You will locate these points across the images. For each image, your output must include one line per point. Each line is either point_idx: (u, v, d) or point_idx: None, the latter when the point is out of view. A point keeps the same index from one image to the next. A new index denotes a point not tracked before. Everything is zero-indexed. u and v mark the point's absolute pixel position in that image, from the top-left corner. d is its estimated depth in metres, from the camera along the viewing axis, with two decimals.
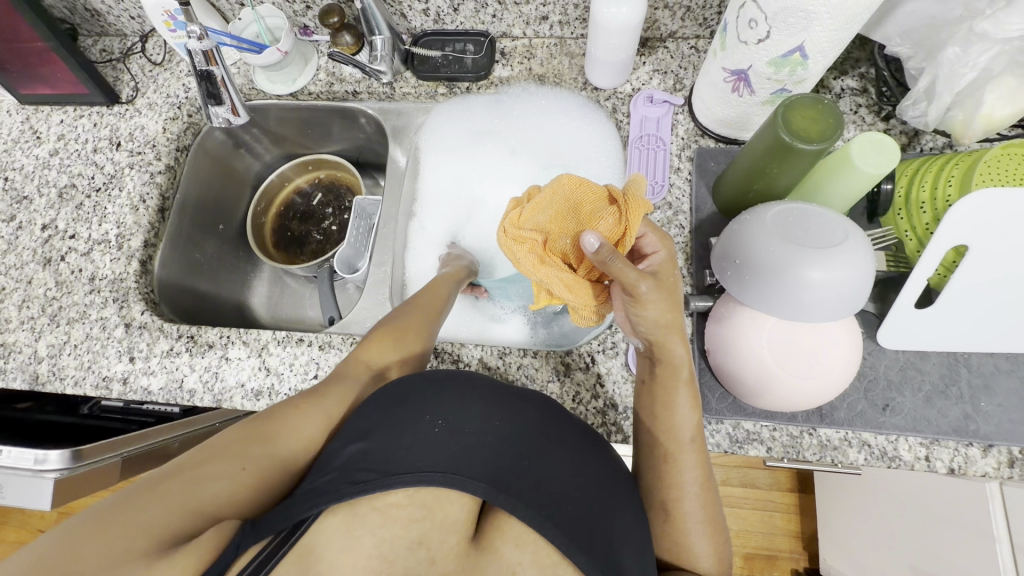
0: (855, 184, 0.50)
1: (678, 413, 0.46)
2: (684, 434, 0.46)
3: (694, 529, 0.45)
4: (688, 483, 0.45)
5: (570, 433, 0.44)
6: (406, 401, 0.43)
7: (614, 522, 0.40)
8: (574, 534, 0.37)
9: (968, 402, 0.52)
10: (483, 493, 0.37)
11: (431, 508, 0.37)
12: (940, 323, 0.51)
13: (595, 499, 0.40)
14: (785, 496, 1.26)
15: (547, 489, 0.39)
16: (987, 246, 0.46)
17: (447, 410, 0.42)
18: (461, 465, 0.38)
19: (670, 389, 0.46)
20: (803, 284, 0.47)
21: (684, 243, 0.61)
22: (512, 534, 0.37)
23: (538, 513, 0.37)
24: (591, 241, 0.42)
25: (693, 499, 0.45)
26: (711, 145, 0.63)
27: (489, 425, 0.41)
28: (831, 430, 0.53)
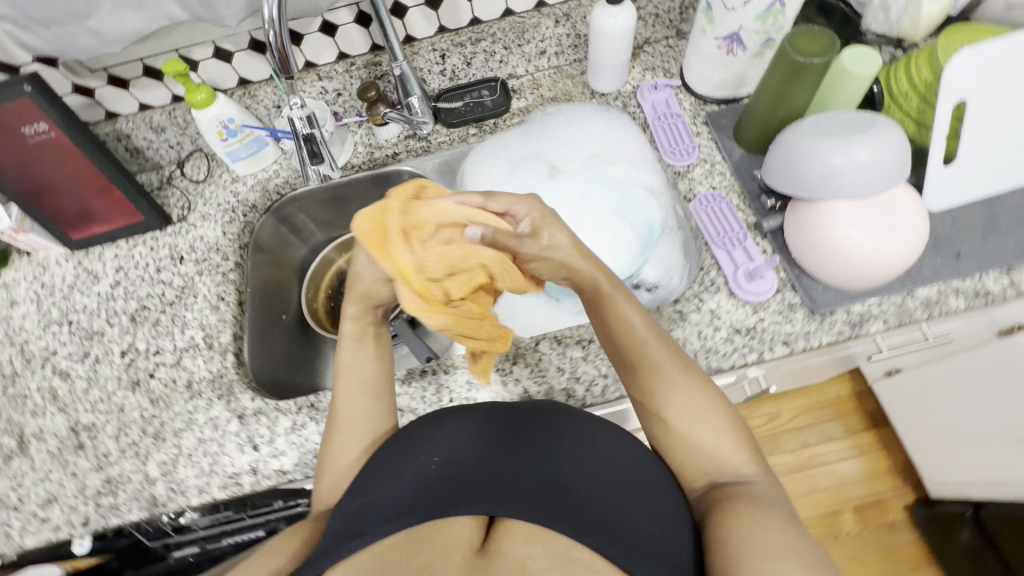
0: (854, 87, 0.60)
1: (626, 320, 0.51)
2: (639, 333, 0.51)
3: (707, 431, 0.48)
4: (673, 380, 0.50)
5: (569, 423, 0.49)
6: (411, 450, 0.48)
7: (631, 490, 0.45)
8: (583, 522, 0.42)
9: (1017, 229, 0.60)
10: (483, 510, 0.43)
11: (431, 541, 0.42)
12: (970, 173, 0.60)
13: (607, 486, 0.45)
14: (864, 438, 1.28)
15: (550, 488, 0.44)
16: (974, 99, 0.57)
17: (439, 446, 0.47)
18: (460, 494, 0.44)
19: (601, 296, 0.52)
20: (860, 168, 0.55)
21: (732, 184, 0.69)
22: (516, 533, 0.42)
23: (546, 515, 0.42)
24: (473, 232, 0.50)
25: (685, 397, 0.49)
26: (715, 108, 0.74)
27: (485, 445, 0.47)
28: (926, 289, 0.59)
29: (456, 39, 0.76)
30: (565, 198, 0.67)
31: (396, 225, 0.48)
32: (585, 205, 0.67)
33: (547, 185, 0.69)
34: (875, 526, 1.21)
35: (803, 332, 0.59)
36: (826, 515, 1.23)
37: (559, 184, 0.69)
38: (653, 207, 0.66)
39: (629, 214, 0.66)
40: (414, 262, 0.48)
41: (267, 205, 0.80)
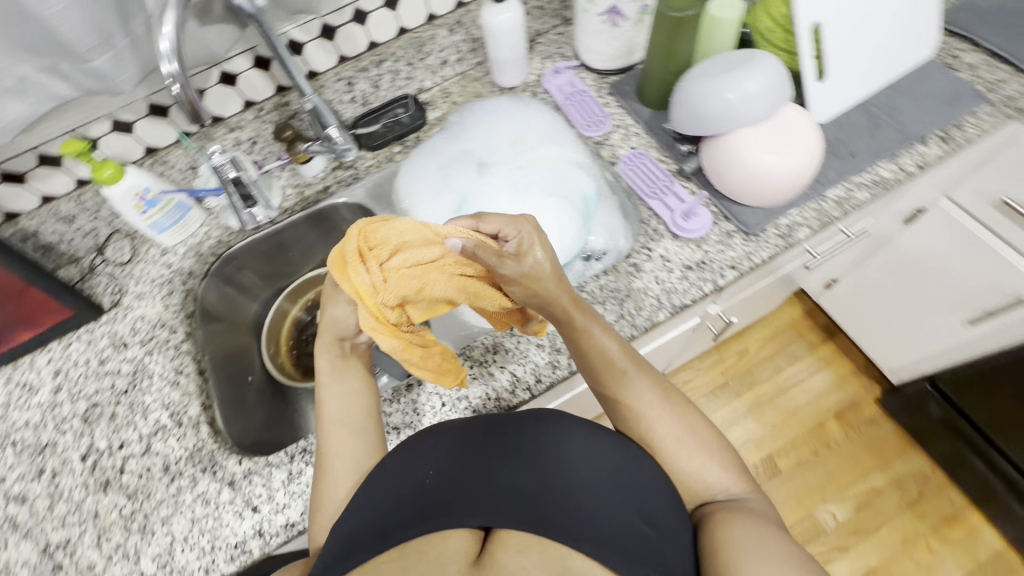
0: (727, 32, 0.66)
1: (604, 349, 0.54)
2: (618, 360, 0.54)
3: (696, 457, 0.52)
4: (653, 409, 0.53)
5: (567, 428, 0.49)
6: (407, 465, 0.48)
7: (627, 495, 0.46)
8: (578, 530, 0.41)
9: (891, 122, 0.69)
10: (478, 521, 0.42)
11: (424, 551, 0.40)
12: (842, 84, 0.68)
13: (599, 490, 0.45)
14: (823, 349, 1.38)
15: (546, 497, 0.43)
16: (826, 21, 0.65)
17: (434, 460, 0.47)
18: (455, 508, 0.43)
19: (574, 326, 0.54)
20: (751, 98, 0.61)
21: (648, 141, 0.74)
22: (512, 540, 0.41)
23: (540, 527, 0.41)
24: (455, 243, 0.48)
25: (668, 425, 0.53)
26: (615, 78, 0.79)
27: (483, 452, 0.47)
28: (834, 190, 0.66)
29: (360, 65, 0.81)
30: (499, 187, 0.70)
31: (352, 247, 0.49)
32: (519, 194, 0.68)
33: (481, 183, 0.72)
34: (856, 425, 1.30)
35: (745, 250, 0.65)
36: (813, 429, 1.31)
37: (490, 177, 0.72)
38: (582, 180, 0.69)
39: (562, 189, 0.68)
40: (369, 283, 0.49)
41: (205, 269, 0.77)
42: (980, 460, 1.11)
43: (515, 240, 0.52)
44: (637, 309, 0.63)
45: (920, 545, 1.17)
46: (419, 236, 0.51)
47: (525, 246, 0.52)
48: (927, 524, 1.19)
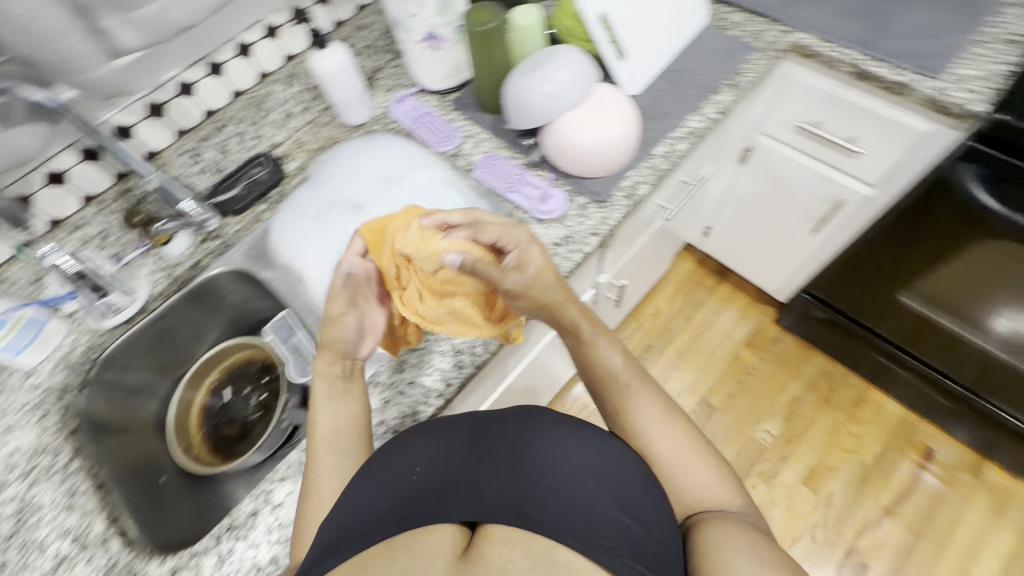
0: (533, 37, 0.75)
1: (608, 360, 0.62)
2: (622, 375, 0.61)
3: (693, 469, 0.56)
4: (655, 422, 0.59)
5: (553, 428, 0.52)
6: (396, 463, 0.52)
7: (611, 490, 0.48)
8: (559, 521, 0.44)
9: (689, 81, 0.81)
10: (465, 516, 0.46)
11: (411, 546, 0.43)
12: (640, 59, 0.78)
13: (580, 482, 0.47)
14: (721, 289, 1.53)
15: (532, 491, 0.46)
16: (610, 10, 0.75)
17: (423, 457, 0.52)
18: (446, 504, 0.47)
19: (583, 340, 0.61)
20: (564, 86, 0.70)
21: (496, 142, 0.80)
22: (498, 535, 0.44)
23: (525, 519, 0.45)
24: (452, 259, 0.49)
25: (669, 439, 0.58)
26: (455, 95, 0.85)
27: (472, 450, 0.52)
28: (659, 147, 0.76)
29: (200, 135, 0.81)
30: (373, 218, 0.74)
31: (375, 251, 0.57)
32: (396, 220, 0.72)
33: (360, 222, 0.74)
34: (765, 347, 1.45)
35: (601, 216, 0.72)
36: (732, 362, 1.44)
37: (366, 212, 0.75)
38: (451, 193, 0.73)
39: (438, 209, 0.72)
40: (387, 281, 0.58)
41: (80, 381, 0.71)
42: (870, 349, 1.25)
43: (518, 252, 0.52)
44: None
45: (843, 433, 1.32)
46: (422, 251, 0.52)
47: (525, 257, 0.52)
48: (843, 414, 1.34)
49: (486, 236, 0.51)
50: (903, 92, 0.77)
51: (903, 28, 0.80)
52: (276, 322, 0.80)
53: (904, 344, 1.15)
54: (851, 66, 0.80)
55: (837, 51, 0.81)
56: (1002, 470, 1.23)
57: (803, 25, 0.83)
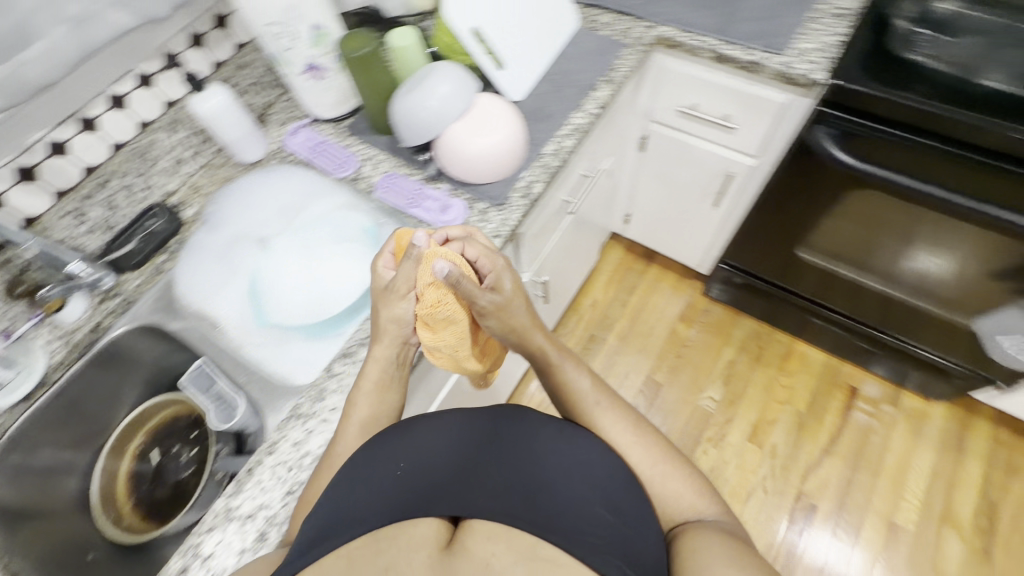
0: (413, 56, 0.78)
1: (575, 385, 0.64)
2: (589, 397, 0.63)
3: (669, 481, 0.57)
4: (627, 439, 0.60)
5: (543, 429, 0.54)
6: (379, 458, 0.52)
7: (596, 490, 0.50)
8: (543, 521, 0.46)
9: (568, 82, 0.86)
10: (450, 511, 0.47)
11: (394, 538, 0.44)
12: (518, 66, 0.82)
13: (565, 483, 0.49)
14: (650, 271, 1.60)
15: (517, 491, 0.48)
16: (481, 24, 0.78)
17: (408, 453, 0.52)
18: (432, 500, 0.48)
19: (550, 367, 0.64)
20: (445, 99, 0.73)
21: (394, 161, 0.82)
22: (481, 529, 0.45)
23: (509, 517, 0.46)
24: (442, 268, 0.56)
25: (642, 452, 0.59)
26: (349, 120, 0.87)
27: (458, 447, 0.52)
28: (549, 146, 0.80)
29: (82, 194, 0.79)
30: (283, 253, 0.78)
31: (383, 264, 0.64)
32: (307, 251, 0.77)
33: (265, 258, 0.78)
34: (698, 318, 1.53)
35: (501, 217, 0.74)
36: (670, 338, 1.50)
37: (273, 249, 0.78)
38: (354, 219, 0.78)
39: (347, 236, 0.77)
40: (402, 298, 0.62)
41: None
42: (789, 306, 1.34)
43: (493, 275, 0.61)
44: None
45: (778, 387, 1.41)
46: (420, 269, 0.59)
47: (500, 282, 0.61)
48: (775, 369, 1.43)
49: (469, 254, 0.62)
50: (757, 70, 0.86)
51: (748, 12, 0.89)
52: (194, 372, 0.76)
53: (817, 297, 1.25)
54: (710, 52, 0.87)
55: (696, 40, 0.88)
56: (916, 395, 1.36)
57: (664, 19, 0.90)
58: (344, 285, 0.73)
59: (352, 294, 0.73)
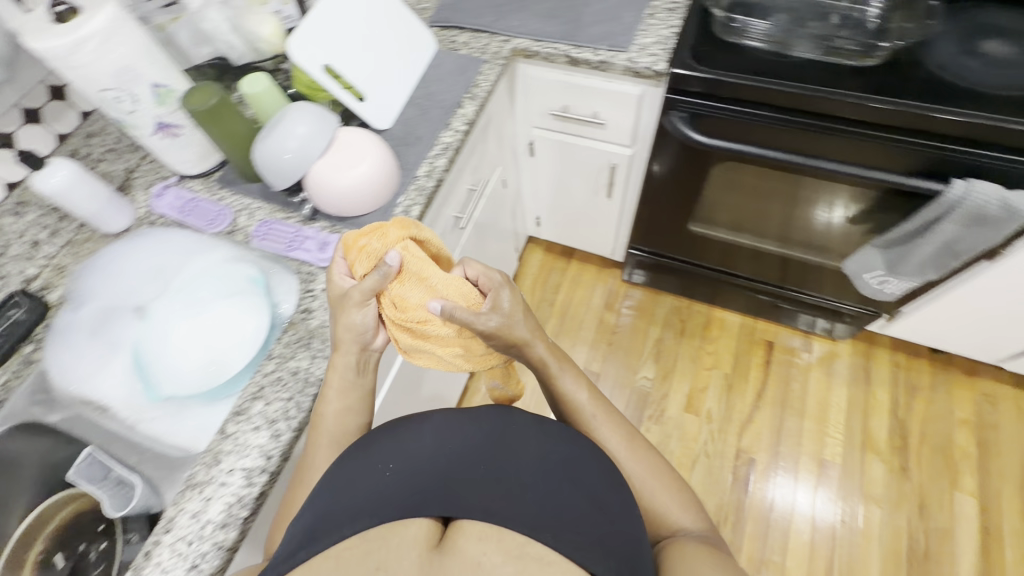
0: (269, 101, 0.77)
1: (575, 397, 0.66)
2: (587, 411, 0.65)
3: (658, 492, 0.62)
4: (622, 453, 0.63)
5: (529, 432, 0.52)
6: (366, 461, 0.50)
7: (582, 488, 0.48)
8: (534, 521, 0.43)
9: (433, 103, 0.88)
10: (439, 511, 0.44)
11: (385, 538, 0.42)
12: (380, 95, 0.84)
13: (554, 482, 0.47)
14: (570, 267, 1.66)
15: (507, 489, 0.45)
16: (333, 59, 0.79)
17: (397, 455, 0.49)
18: (420, 499, 0.45)
19: (550, 377, 0.67)
20: (305, 138, 0.73)
21: (270, 206, 0.81)
22: (473, 529, 0.42)
23: (499, 516, 0.43)
24: (435, 306, 0.60)
25: (637, 467, 0.63)
26: (220, 173, 0.85)
27: (448, 444, 0.49)
28: (423, 168, 0.82)
29: None
30: (161, 317, 0.71)
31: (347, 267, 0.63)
32: (188, 311, 0.70)
33: (145, 327, 0.71)
34: (623, 303, 1.59)
35: None
36: (600, 327, 1.55)
37: (151, 315, 0.72)
38: (240, 271, 0.74)
39: (232, 289, 0.72)
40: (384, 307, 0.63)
41: None
42: (700, 278, 1.42)
43: (492, 293, 0.64)
44: (323, 343, 0.69)
45: (704, 355, 1.48)
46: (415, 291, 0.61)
47: (498, 301, 0.63)
48: (698, 339, 1.51)
49: (470, 274, 0.66)
50: (607, 68, 0.91)
51: (592, 16, 0.94)
52: (83, 462, 0.67)
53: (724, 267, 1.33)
54: (564, 57, 0.93)
55: (548, 48, 0.93)
56: (822, 339, 1.47)
57: (517, 32, 0.95)
58: (233, 343, 0.69)
59: (239, 349, 0.69)
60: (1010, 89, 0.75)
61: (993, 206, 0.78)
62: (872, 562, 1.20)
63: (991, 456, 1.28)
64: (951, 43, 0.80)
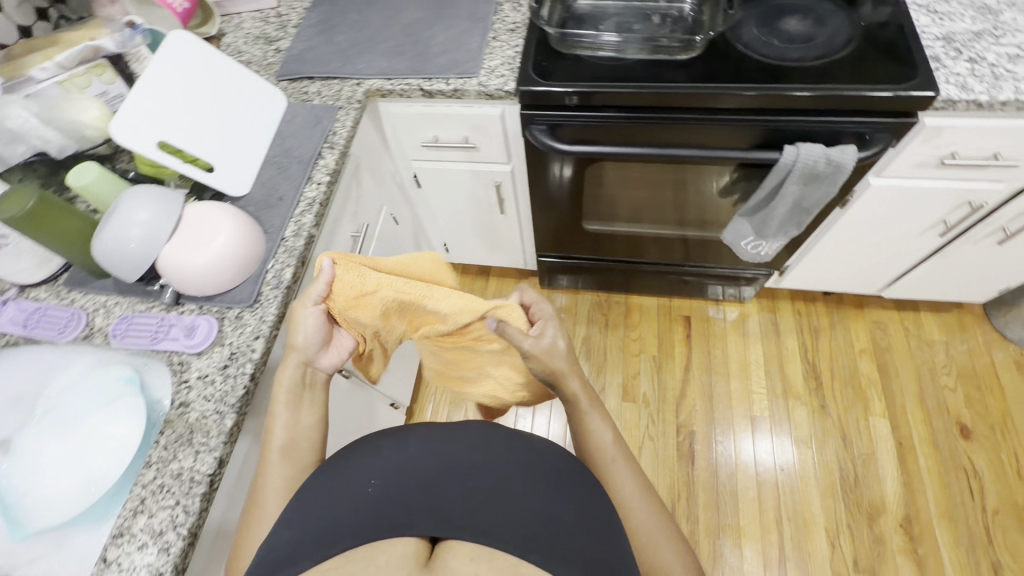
0: (103, 190, 0.72)
1: (598, 435, 0.66)
2: (609, 450, 0.65)
3: (661, 545, 0.62)
4: (634, 498, 0.63)
5: (513, 445, 0.47)
6: (347, 479, 0.46)
7: (569, 504, 0.44)
8: (527, 540, 0.39)
9: (291, 159, 0.86)
10: (426, 530, 0.40)
11: (372, 558, 0.37)
12: (229, 163, 0.81)
13: (541, 495, 0.44)
14: (489, 285, 1.66)
15: (495, 504, 0.42)
16: (168, 134, 0.74)
17: (379, 469, 0.45)
18: (406, 516, 0.41)
19: (580, 412, 0.67)
20: (148, 224, 0.68)
21: (130, 300, 0.75)
22: (464, 550, 0.39)
23: (488, 534, 0.39)
24: (490, 322, 0.61)
25: (644, 515, 0.63)
26: (66, 275, 0.78)
27: (435, 457, 0.46)
28: (291, 227, 0.79)
29: None
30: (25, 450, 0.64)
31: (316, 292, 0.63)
32: (65, 433, 0.65)
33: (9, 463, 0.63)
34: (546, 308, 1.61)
35: (256, 319, 0.72)
36: None
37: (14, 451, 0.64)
38: (114, 376, 0.68)
39: (108, 397, 0.67)
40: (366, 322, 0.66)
41: None
42: (611, 272, 1.47)
43: (541, 322, 0.65)
44: (205, 434, 0.65)
45: (631, 342, 1.53)
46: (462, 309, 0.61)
47: (546, 330, 0.64)
48: (622, 328, 1.56)
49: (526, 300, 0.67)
50: (462, 95, 0.93)
51: (438, 47, 0.96)
52: None
53: (630, 257, 1.38)
54: (418, 90, 0.94)
55: (401, 84, 0.94)
56: (731, 303, 1.56)
57: (367, 73, 0.95)
58: (115, 452, 0.64)
59: (120, 456, 0.64)
60: (812, 59, 0.84)
61: (821, 164, 0.87)
62: (814, 497, 1.29)
63: (891, 375, 1.42)
64: (754, 26, 0.89)
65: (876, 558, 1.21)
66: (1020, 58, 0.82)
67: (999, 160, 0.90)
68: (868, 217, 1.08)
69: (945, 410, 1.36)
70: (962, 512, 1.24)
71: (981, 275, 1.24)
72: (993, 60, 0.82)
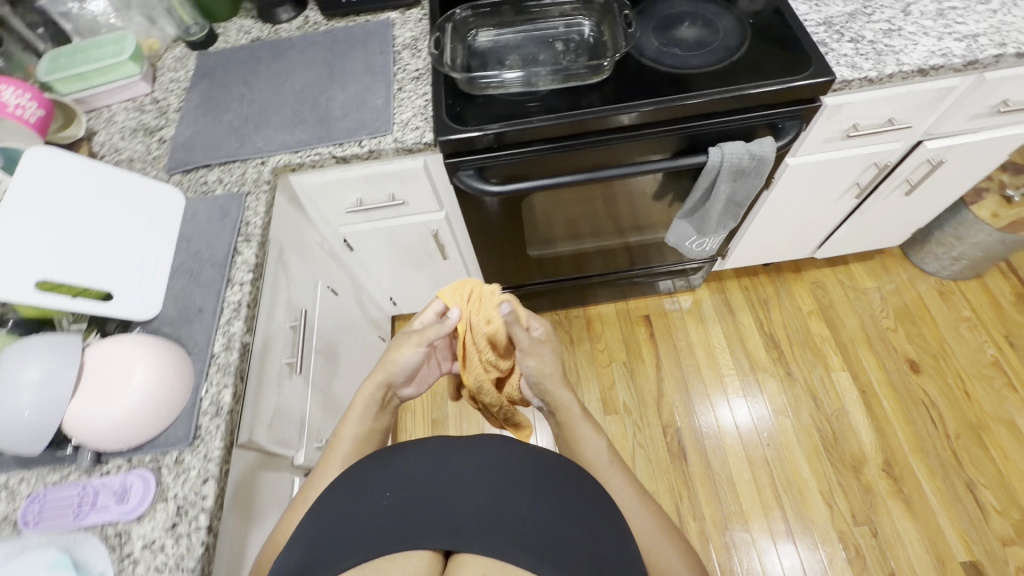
0: None
1: (584, 437, 0.69)
2: (599, 458, 0.67)
3: (665, 548, 0.59)
4: (630, 503, 0.62)
5: (526, 451, 0.42)
6: (354, 491, 0.41)
7: (589, 516, 0.39)
8: (545, 552, 0.34)
9: (204, 263, 0.77)
10: (435, 541, 0.35)
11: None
12: (133, 286, 0.71)
13: (560, 505, 0.39)
14: None
15: (510, 512, 0.37)
16: (49, 270, 0.63)
17: (391, 478, 0.40)
18: (418, 526, 0.36)
19: (567, 422, 0.72)
20: (44, 386, 0.57)
21: (38, 473, 0.63)
22: (476, 565, 0.34)
23: (503, 544, 0.35)
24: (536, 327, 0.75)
25: (644, 517, 0.61)
26: None
27: (444, 464, 0.41)
28: (221, 339, 0.71)
29: None
30: None
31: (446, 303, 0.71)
32: None
33: None
34: None
35: (200, 460, 0.63)
36: None
37: None
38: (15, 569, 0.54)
39: None
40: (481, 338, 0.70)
41: None
42: (566, 289, 1.46)
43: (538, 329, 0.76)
44: None
45: (599, 354, 1.53)
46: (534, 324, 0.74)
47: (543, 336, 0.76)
48: (588, 342, 1.55)
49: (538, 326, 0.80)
50: (379, 155, 0.88)
51: (343, 109, 0.90)
52: None
53: (579, 273, 1.37)
54: (330, 158, 0.87)
55: (311, 155, 0.87)
56: (684, 292, 1.60)
57: (270, 150, 0.87)
58: None
59: None
60: (715, 62, 0.86)
61: (745, 160, 0.89)
62: (802, 463, 1.33)
63: (839, 327, 1.50)
64: (654, 39, 0.90)
65: (870, 508, 1.26)
66: (893, 32, 0.88)
67: (894, 124, 0.97)
68: (790, 193, 1.13)
69: (892, 349, 1.46)
70: (929, 442, 1.33)
71: (895, 223, 1.34)
72: (871, 37, 0.88)
